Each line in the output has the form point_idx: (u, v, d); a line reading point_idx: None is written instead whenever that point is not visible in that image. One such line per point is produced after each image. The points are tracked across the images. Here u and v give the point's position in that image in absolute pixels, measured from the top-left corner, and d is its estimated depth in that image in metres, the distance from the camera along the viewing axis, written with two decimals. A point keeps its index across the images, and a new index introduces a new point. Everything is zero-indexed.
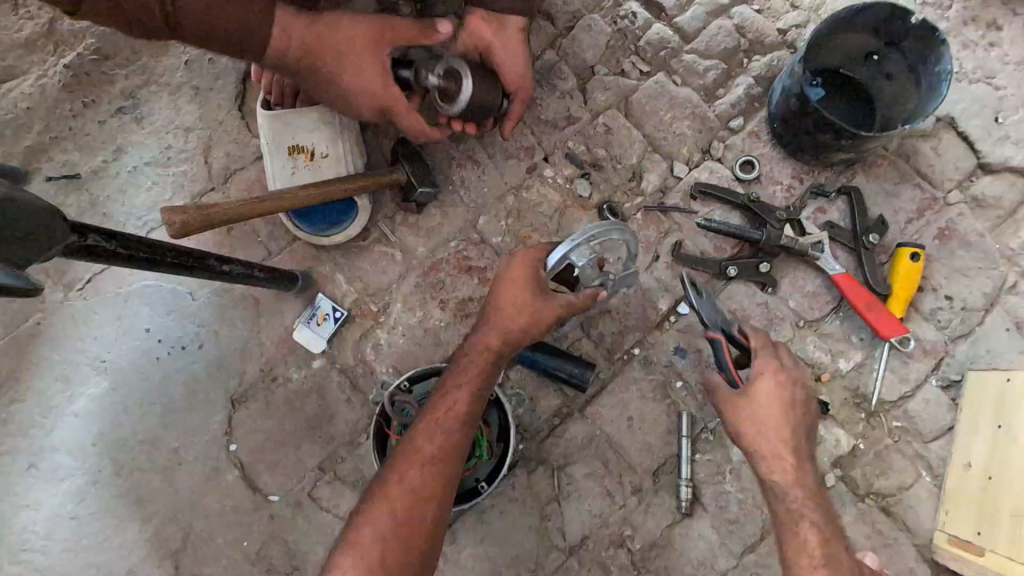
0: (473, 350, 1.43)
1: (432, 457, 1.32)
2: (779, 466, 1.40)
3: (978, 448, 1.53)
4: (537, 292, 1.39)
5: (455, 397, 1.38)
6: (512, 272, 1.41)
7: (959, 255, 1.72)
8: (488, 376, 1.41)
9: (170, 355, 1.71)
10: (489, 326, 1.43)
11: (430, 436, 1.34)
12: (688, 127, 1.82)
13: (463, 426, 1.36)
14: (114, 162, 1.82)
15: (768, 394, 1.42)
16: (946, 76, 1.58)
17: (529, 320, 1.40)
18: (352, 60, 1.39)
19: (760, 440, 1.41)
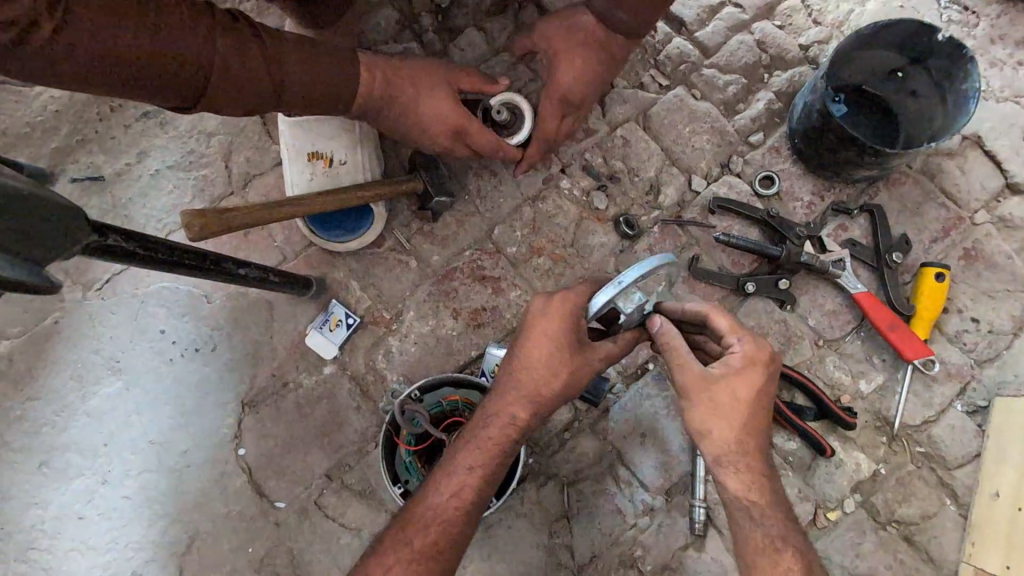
0: (494, 421, 1.28)
1: (429, 546, 1.20)
2: (736, 464, 1.21)
3: (1008, 478, 1.48)
4: (569, 360, 1.25)
5: (466, 477, 1.25)
6: (545, 330, 1.26)
7: (986, 276, 1.68)
8: (507, 454, 1.28)
9: (183, 357, 1.72)
10: (514, 395, 1.29)
11: (429, 522, 1.21)
12: (707, 141, 1.81)
13: (469, 514, 1.23)
14: (137, 166, 1.85)
15: (742, 381, 1.21)
16: (974, 94, 1.55)
17: (562, 391, 1.27)
18: (427, 87, 1.44)
19: (720, 430, 1.21)
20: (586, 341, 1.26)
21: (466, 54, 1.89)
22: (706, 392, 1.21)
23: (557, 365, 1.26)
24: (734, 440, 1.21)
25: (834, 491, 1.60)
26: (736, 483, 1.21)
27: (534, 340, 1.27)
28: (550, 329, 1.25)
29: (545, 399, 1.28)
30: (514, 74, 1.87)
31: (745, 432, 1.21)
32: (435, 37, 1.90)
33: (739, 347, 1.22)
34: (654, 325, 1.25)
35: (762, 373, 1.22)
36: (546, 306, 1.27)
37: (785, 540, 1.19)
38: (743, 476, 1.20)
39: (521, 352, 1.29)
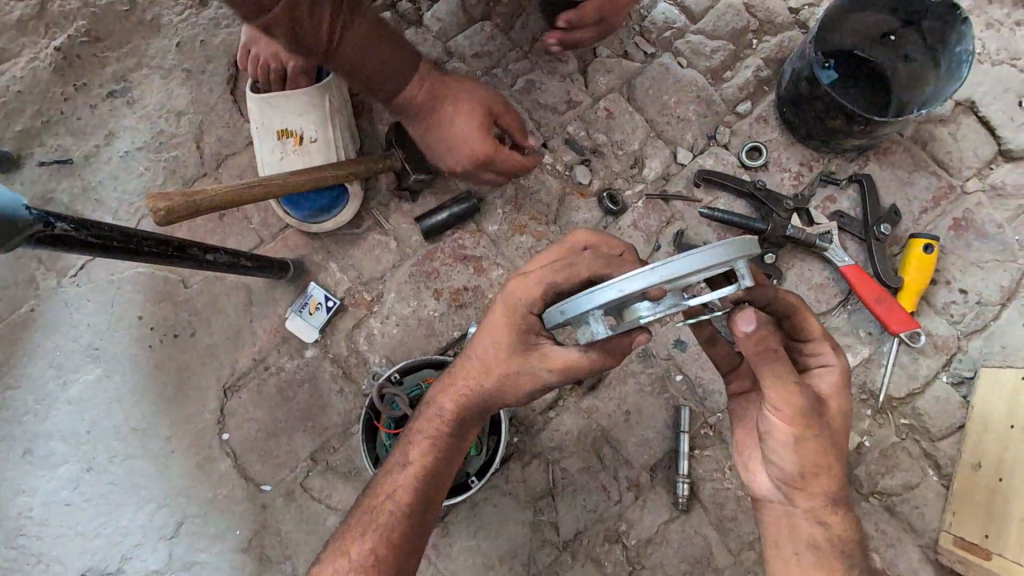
0: (429, 417, 1.28)
1: (367, 551, 1.17)
2: (840, 501, 1.12)
3: (990, 448, 1.47)
4: (508, 352, 1.18)
5: (402, 477, 1.24)
6: (485, 323, 1.22)
7: (975, 247, 1.65)
8: (443, 450, 1.26)
9: (162, 343, 1.70)
10: (449, 391, 1.27)
11: (367, 528, 1.19)
12: (692, 111, 1.75)
13: (407, 514, 1.20)
14: (106, 148, 1.79)
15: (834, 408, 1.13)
16: (967, 59, 1.50)
17: (494, 386, 1.22)
18: (457, 115, 1.38)
19: (830, 471, 1.09)
20: (533, 337, 1.17)
21: (442, 23, 1.82)
22: (817, 429, 1.07)
23: (489, 359, 1.21)
24: (838, 478, 1.11)
25: None
26: (837, 524, 1.12)
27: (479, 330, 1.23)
28: (496, 324, 1.19)
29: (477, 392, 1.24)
30: (494, 44, 1.81)
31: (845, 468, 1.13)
32: (410, 7, 1.83)
33: (834, 360, 1.15)
34: (748, 327, 0.99)
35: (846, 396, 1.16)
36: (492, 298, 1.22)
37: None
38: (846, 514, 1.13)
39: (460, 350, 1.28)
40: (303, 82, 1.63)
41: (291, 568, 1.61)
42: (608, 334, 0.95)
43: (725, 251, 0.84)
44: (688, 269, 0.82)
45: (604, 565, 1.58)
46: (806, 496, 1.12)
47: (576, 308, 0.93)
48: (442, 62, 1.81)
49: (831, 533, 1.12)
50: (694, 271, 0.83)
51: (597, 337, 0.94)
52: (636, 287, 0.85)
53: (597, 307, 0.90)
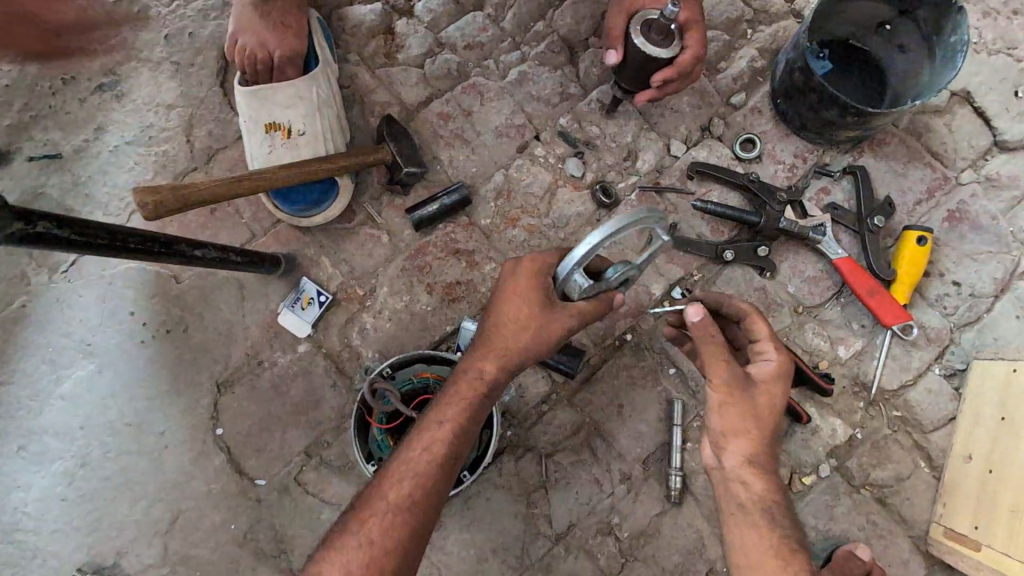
0: (464, 374, 1.29)
1: (401, 502, 1.18)
2: (765, 468, 1.20)
3: (981, 440, 1.48)
4: (541, 308, 1.23)
5: (435, 432, 1.24)
6: (516, 285, 1.25)
7: (969, 238, 1.64)
8: (478, 407, 1.26)
9: (155, 338, 1.70)
10: (487, 349, 1.28)
11: (401, 479, 1.20)
12: (686, 102, 1.74)
13: (441, 469, 1.22)
14: (95, 142, 1.77)
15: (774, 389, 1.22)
16: (961, 48, 1.47)
17: (529, 343, 1.25)
18: None
19: (750, 435, 1.19)
20: (554, 301, 1.23)
21: (434, 14, 1.80)
22: (739, 397, 1.19)
23: (525, 318, 1.24)
24: (761, 445, 1.19)
25: (809, 456, 1.61)
26: (759, 486, 1.18)
27: (512, 288, 1.25)
28: (525, 283, 1.24)
29: (513, 352, 1.26)
30: (485, 35, 1.79)
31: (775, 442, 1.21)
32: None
33: (774, 356, 1.23)
34: (693, 318, 1.17)
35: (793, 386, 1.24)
36: (515, 267, 1.27)
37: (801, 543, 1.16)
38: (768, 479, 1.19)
39: (495, 308, 1.28)
40: (291, 73, 1.62)
41: (286, 562, 1.62)
42: (590, 290, 1.22)
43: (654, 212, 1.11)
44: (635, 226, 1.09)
45: (597, 558, 1.60)
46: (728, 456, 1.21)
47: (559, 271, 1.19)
48: (434, 53, 1.79)
49: (751, 493, 1.19)
50: (636, 226, 1.08)
51: (581, 293, 1.22)
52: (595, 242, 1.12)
53: (573, 267, 1.17)
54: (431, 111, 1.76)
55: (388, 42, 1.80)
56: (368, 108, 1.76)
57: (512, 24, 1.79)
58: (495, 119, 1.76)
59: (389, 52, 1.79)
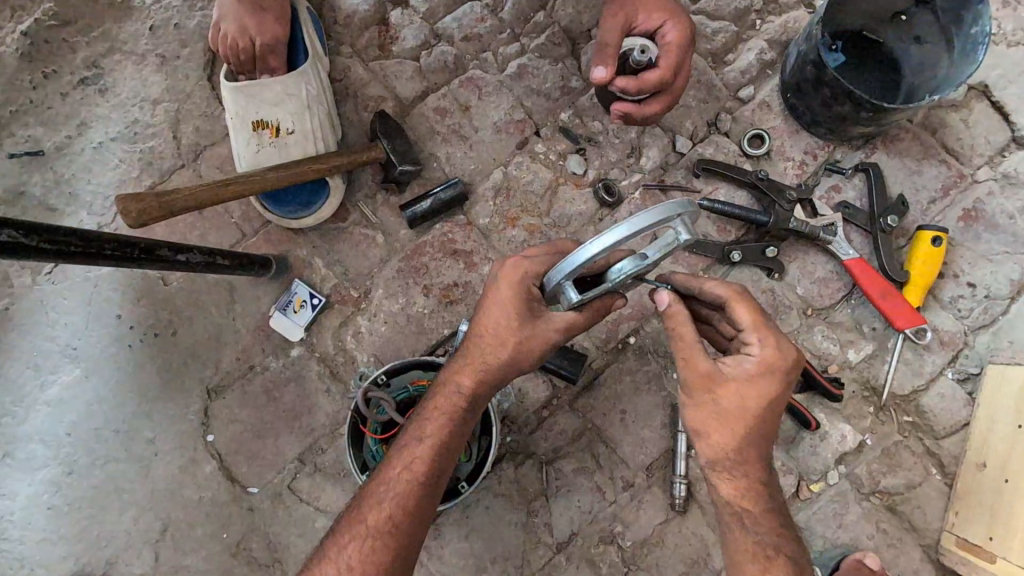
0: (443, 390, 1.24)
1: (383, 522, 1.14)
2: (741, 472, 1.15)
3: (995, 447, 1.43)
4: (518, 322, 1.18)
5: (414, 450, 1.20)
6: (493, 298, 1.20)
7: (985, 239, 1.58)
8: (457, 423, 1.21)
9: (143, 343, 1.64)
10: (466, 364, 1.23)
11: (382, 498, 1.16)
12: (693, 96, 1.67)
13: (423, 486, 1.17)
14: (78, 138, 1.71)
15: (751, 388, 1.13)
16: (983, 40, 1.42)
17: (508, 357, 1.20)
18: None
19: (715, 439, 1.14)
20: (538, 310, 1.18)
21: (429, 4, 1.73)
22: (705, 401, 1.13)
23: (502, 333, 1.19)
24: (729, 450, 1.14)
25: (817, 463, 1.56)
26: (727, 487, 1.16)
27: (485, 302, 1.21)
28: (501, 298, 1.18)
29: (493, 367, 1.22)
30: (483, 26, 1.72)
31: (752, 442, 1.14)
32: None
33: (757, 350, 1.13)
34: (662, 302, 1.15)
35: (780, 381, 1.13)
36: (496, 276, 1.21)
37: (779, 548, 1.14)
38: (740, 482, 1.15)
39: (473, 323, 1.24)
40: (273, 62, 1.55)
41: (280, 571, 1.58)
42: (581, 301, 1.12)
43: (665, 213, 0.97)
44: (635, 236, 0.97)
45: (599, 567, 1.56)
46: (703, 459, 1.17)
47: (551, 278, 1.11)
48: (430, 45, 1.72)
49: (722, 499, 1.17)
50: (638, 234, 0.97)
51: (571, 304, 1.11)
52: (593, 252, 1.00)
53: (562, 277, 1.07)
54: (427, 106, 1.70)
55: (382, 34, 1.72)
56: (362, 102, 1.70)
57: (510, 15, 1.72)
58: (494, 114, 1.69)
59: (383, 44, 1.72)
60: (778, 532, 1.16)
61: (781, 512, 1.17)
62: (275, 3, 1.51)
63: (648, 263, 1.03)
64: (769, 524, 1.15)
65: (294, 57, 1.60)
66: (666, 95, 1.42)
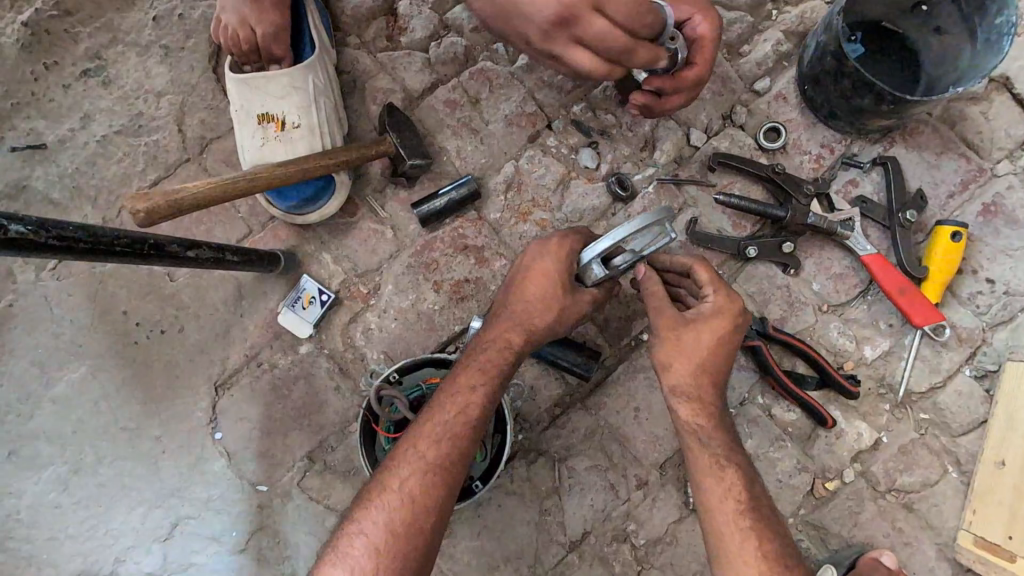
0: (492, 346, 1.33)
1: (440, 461, 1.22)
2: (695, 396, 1.28)
3: (1015, 446, 1.41)
4: (564, 287, 1.29)
5: (468, 397, 1.28)
6: (543, 266, 1.31)
7: (1005, 234, 1.56)
8: (505, 375, 1.31)
9: (150, 339, 1.62)
10: (514, 324, 1.33)
11: (437, 438, 1.24)
12: (708, 88, 1.64)
13: (476, 430, 1.26)
14: (81, 131, 1.68)
15: (707, 326, 1.26)
16: (1009, 31, 1.37)
17: (553, 320, 1.31)
18: None
19: (680, 370, 1.27)
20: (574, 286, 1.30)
21: None
22: (668, 337, 1.28)
23: (549, 298, 1.30)
24: (689, 378, 1.27)
25: (833, 461, 1.55)
26: (687, 411, 1.29)
27: (533, 267, 1.32)
28: (548, 265, 1.30)
29: (539, 327, 1.32)
30: None
31: (706, 373, 1.28)
32: None
33: (713, 296, 1.27)
34: (641, 274, 1.34)
35: (731, 322, 1.27)
36: (542, 249, 1.33)
37: (730, 459, 1.26)
38: (697, 406, 1.28)
39: (518, 287, 1.33)
40: (277, 51, 1.51)
41: (290, 569, 1.56)
42: (606, 276, 1.27)
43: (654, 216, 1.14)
44: (636, 232, 1.13)
45: (612, 565, 1.54)
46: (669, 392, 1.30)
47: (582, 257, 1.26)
48: (439, 36, 1.69)
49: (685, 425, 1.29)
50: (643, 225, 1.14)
51: (596, 280, 1.27)
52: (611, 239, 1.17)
53: (591, 257, 1.23)
54: (437, 98, 1.67)
55: (390, 25, 1.69)
56: (371, 94, 1.66)
57: None
58: (505, 107, 1.66)
59: (392, 35, 1.69)
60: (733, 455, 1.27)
61: (732, 432, 1.31)
62: None
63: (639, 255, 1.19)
64: (722, 440, 1.27)
65: (302, 50, 1.57)
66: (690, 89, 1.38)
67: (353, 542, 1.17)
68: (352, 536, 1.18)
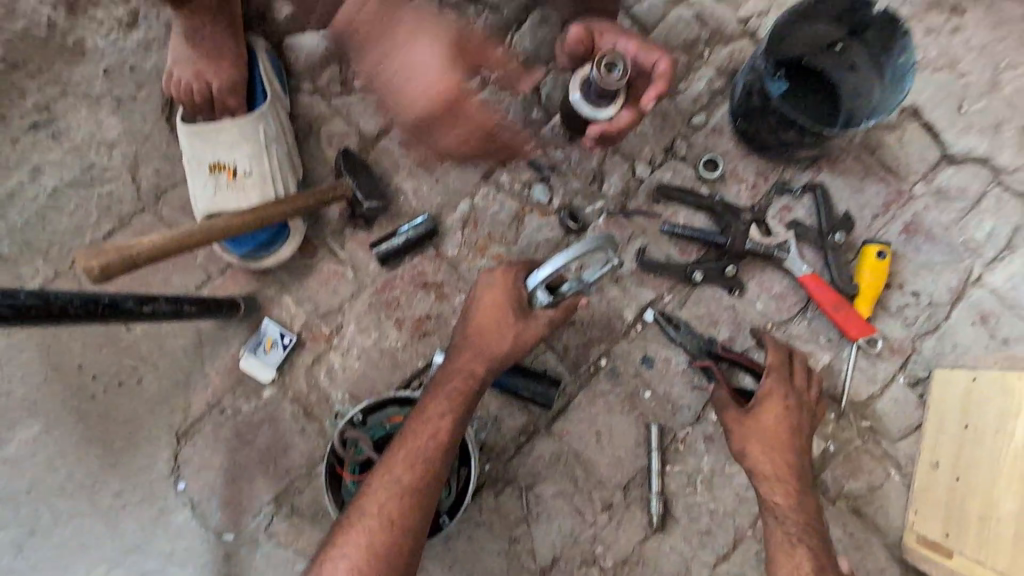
0: (457, 374, 1.36)
1: (415, 485, 1.25)
2: (777, 480, 1.42)
3: (945, 448, 1.53)
4: (519, 314, 1.34)
5: (437, 422, 1.31)
6: (493, 296, 1.37)
7: (924, 250, 1.69)
8: (471, 399, 1.34)
9: (107, 392, 1.60)
10: (475, 352, 1.36)
11: (411, 462, 1.26)
12: (649, 124, 1.74)
13: (446, 454, 1.29)
14: (31, 185, 1.66)
15: (769, 411, 1.46)
16: (909, 70, 1.50)
17: (510, 348, 1.35)
18: None
19: (757, 446, 1.44)
20: (527, 309, 1.35)
21: None
22: (741, 424, 1.47)
23: (503, 327, 1.35)
24: (770, 456, 1.43)
25: None
26: (778, 496, 1.41)
27: (484, 297, 1.38)
28: (496, 296, 1.37)
29: (500, 355, 1.35)
30: None
31: (785, 456, 1.43)
32: None
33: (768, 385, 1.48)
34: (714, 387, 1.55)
35: (789, 404, 1.47)
36: (491, 279, 1.40)
37: (806, 534, 1.36)
38: (783, 491, 1.41)
39: (475, 317, 1.38)
40: (231, 103, 1.54)
41: None
42: (551, 302, 1.35)
43: (592, 245, 1.22)
44: (568, 261, 1.22)
45: None
46: (752, 467, 1.45)
47: (530, 281, 1.33)
48: None
49: (775, 499, 1.41)
50: (584, 252, 1.21)
51: (541, 307, 1.35)
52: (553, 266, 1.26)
53: (537, 282, 1.31)
54: (392, 140, 1.72)
55: (343, 70, 1.74)
56: (326, 139, 1.71)
57: None
58: None
59: (345, 80, 1.74)
60: (806, 526, 1.38)
61: (813, 513, 1.40)
62: (233, 50, 1.53)
63: (586, 284, 1.31)
64: (796, 517, 1.39)
65: (254, 99, 1.60)
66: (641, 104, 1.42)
67: (335, 565, 1.18)
68: (334, 561, 1.19)
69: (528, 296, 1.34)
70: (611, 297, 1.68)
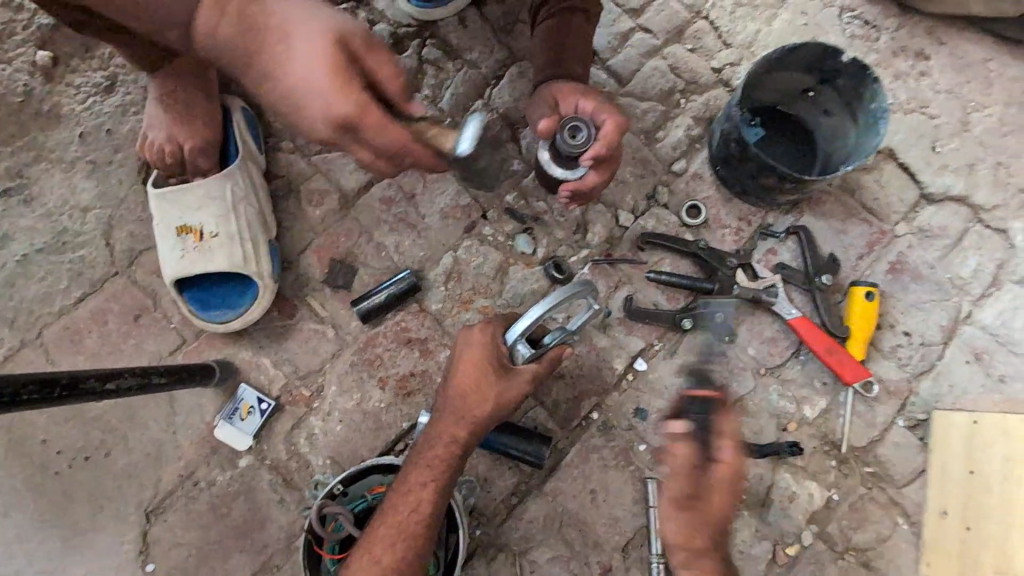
0: (438, 441, 1.28)
1: (396, 564, 1.18)
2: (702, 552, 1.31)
3: (952, 496, 1.52)
4: (497, 375, 1.30)
5: (418, 494, 1.23)
6: (470, 357, 1.31)
7: (912, 289, 1.68)
8: (454, 467, 1.28)
9: (72, 468, 1.51)
10: (455, 415, 1.30)
11: (392, 540, 1.19)
12: (630, 172, 1.74)
13: (429, 528, 1.22)
14: (0, 252, 1.62)
15: (692, 480, 1.32)
16: (882, 114, 1.52)
17: (493, 409, 1.29)
18: None
19: (693, 512, 1.31)
20: (505, 370, 1.31)
21: None
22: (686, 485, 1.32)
23: (483, 387, 1.29)
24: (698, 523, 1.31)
25: (790, 525, 1.57)
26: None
27: (463, 359, 1.32)
28: (475, 356, 1.31)
29: (482, 418, 1.30)
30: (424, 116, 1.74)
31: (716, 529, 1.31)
32: None
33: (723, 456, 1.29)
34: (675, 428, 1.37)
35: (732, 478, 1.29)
36: (467, 339, 1.34)
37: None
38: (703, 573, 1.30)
39: (454, 379, 1.31)
40: (204, 163, 1.53)
41: None
42: (534, 356, 1.34)
43: (572, 290, 1.27)
44: (551, 306, 1.25)
45: None
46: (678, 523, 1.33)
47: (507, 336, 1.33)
48: None
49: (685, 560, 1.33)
50: (568, 296, 1.26)
51: (524, 361, 1.33)
52: (536, 312, 1.28)
53: (517, 336, 1.32)
54: (372, 195, 1.70)
55: None
56: (306, 196, 1.69)
57: (449, 104, 1.77)
58: (440, 200, 1.71)
59: None
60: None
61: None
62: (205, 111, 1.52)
63: (569, 331, 1.37)
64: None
65: (228, 156, 1.59)
66: (608, 164, 1.42)
67: None
68: None
69: (505, 352, 1.33)
70: (600, 348, 1.64)
